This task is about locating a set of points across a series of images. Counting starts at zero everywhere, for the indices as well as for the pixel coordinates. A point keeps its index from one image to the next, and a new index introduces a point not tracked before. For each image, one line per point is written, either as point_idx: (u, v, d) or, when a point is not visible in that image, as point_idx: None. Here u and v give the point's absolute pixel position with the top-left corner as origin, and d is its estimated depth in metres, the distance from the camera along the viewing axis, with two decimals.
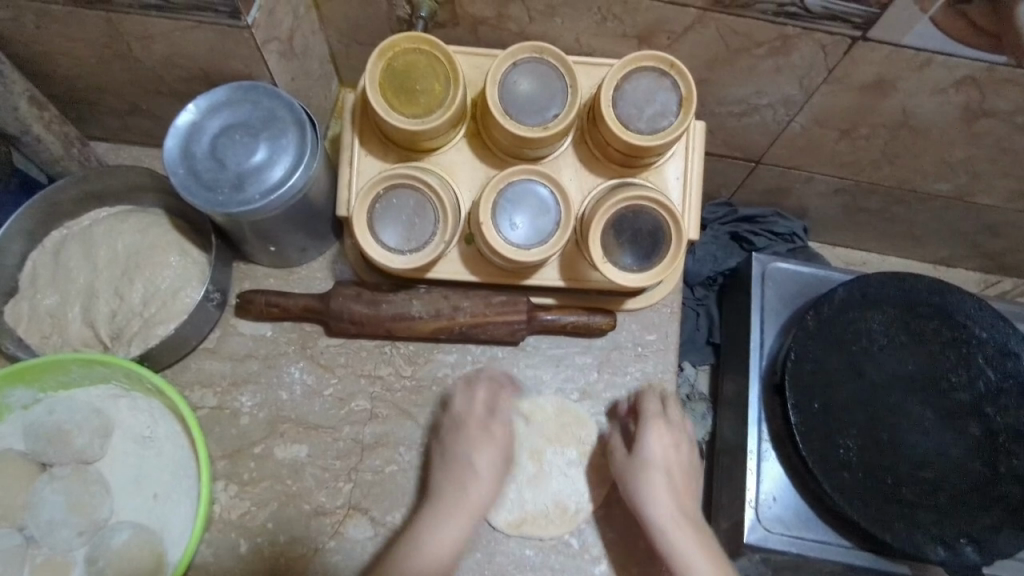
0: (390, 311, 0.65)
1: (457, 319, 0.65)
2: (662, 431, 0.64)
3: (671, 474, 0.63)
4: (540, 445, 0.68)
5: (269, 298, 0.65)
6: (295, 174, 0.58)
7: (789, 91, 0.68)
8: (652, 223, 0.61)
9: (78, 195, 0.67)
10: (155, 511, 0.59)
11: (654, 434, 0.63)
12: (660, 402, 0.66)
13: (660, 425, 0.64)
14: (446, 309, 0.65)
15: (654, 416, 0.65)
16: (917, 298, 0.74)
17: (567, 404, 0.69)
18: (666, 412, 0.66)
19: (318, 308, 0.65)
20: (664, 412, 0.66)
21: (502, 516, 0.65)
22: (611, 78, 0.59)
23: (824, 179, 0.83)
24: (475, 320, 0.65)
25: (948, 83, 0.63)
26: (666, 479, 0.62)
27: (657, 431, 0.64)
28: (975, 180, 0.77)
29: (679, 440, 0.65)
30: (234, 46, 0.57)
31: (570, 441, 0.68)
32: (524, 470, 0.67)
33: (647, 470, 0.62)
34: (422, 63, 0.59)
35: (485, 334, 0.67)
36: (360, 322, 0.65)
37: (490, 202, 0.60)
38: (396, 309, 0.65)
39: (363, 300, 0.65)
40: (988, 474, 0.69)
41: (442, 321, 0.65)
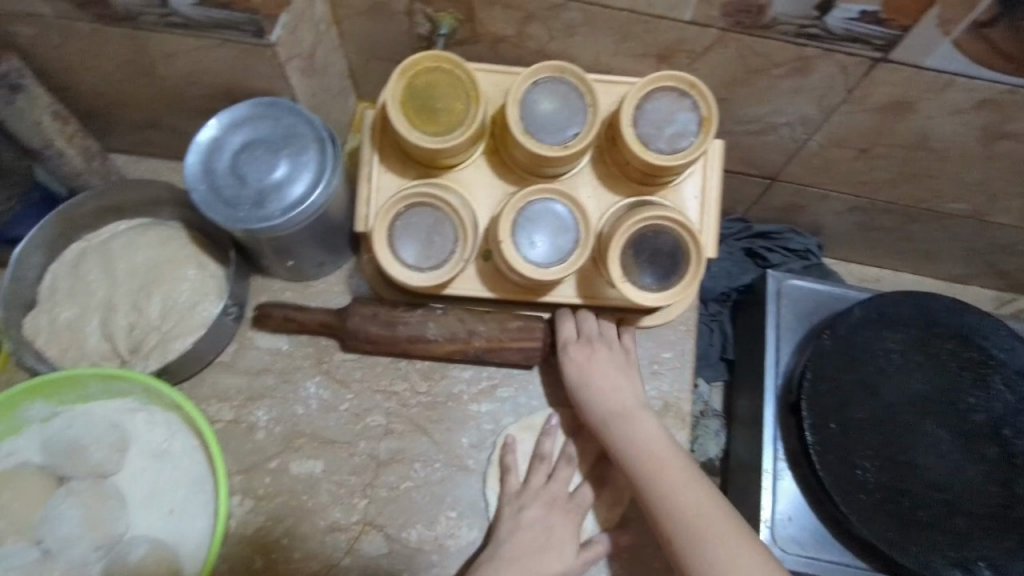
0: (406, 333, 0.64)
1: (472, 342, 0.65)
2: (577, 343, 0.66)
3: (600, 389, 0.64)
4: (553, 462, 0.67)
5: (287, 313, 0.65)
6: (316, 190, 0.59)
7: (807, 111, 0.68)
8: (670, 243, 0.61)
9: (99, 208, 0.67)
10: (172, 526, 0.59)
11: (568, 362, 0.65)
12: (570, 318, 0.67)
13: (574, 349, 0.66)
14: (462, 333, 0.64)
15: (565, 341, 0.66)
16: (934, 319, 0.73)
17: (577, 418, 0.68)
18: (580, 329, 0.66)
19: (334, 324, 0.65)
20: (580, 329, 0.67)
21: None
22: (632, 98, 0.59)
23: (839, 197, 0.83)
24: (491, 344, 0.65)
25: (969, 105, 0.63)
26: (597, 398, 0.64)
27: (571, 355, 0.65)
28: (993, 200, 0.77)
29: (599, 352, 0.66)
30: (257, 64, 0.58)
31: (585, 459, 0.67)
32: None
33: (581, 396, 0.65)
34: (444, 82, 0.59)
35: (500, 359, 0.66)
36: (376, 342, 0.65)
37: (509, 220, 0.60)
38: (411, 331, 0.64)
39: (380, 320, 0.64)
40: (1006, 496, 0.68)
41: (458, 343, 0.65)
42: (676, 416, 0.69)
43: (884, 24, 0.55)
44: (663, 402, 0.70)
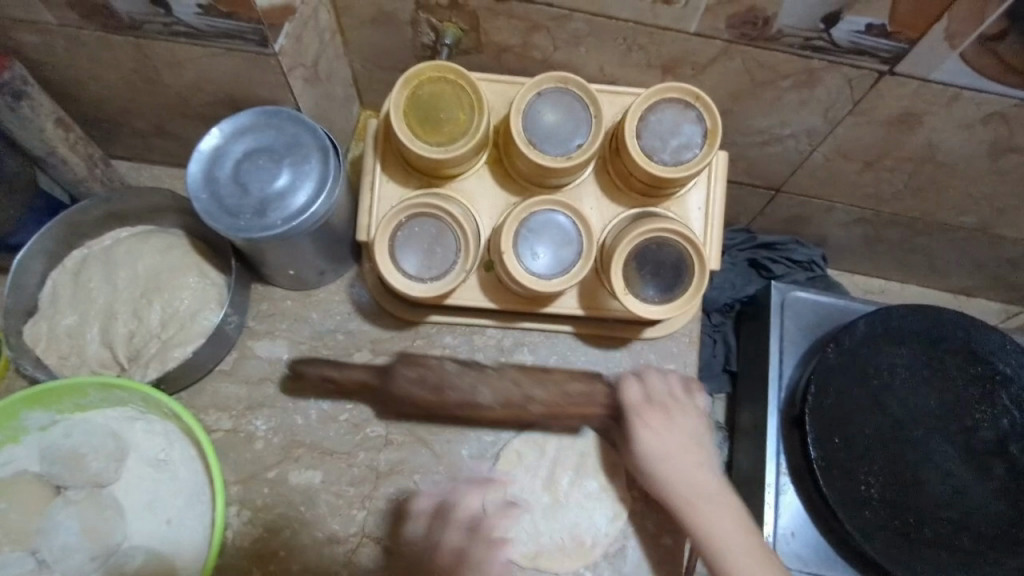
0: (455, 398, 0.59)
1: (531, 406, 0.60)
2: (650, 409, 0.62)
3: (672, 460, 0.61)
4: (556, 474, 0.67)
5: (325, 371, 0.62)
6: (318, 200, 0.58)
7: (813, 123, 0.68)
8: (674, 255, 0.60)
9: (100, 216, 0.67)
10: (168, 537, 0.59)
11: (641, 430, 0.61)
12: (638, 381, 0.63)
13: (648, 414, 0.61)
14: (518, 399, 0.59)
15: (635, 407, 0.61)
16: (939, 333, 0.72)
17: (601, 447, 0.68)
18: (647, 394, 0.62)
19: (376, 384, 0.61)
20: (649, 391, 0.63)
21: (518, 549, 0.64)
22: (636, 109, 0.59)
23: (845, 209, 0.82)
24: (552, 413, 0.60)
25: (976, 119, 0.62)
26: (659, 461, 0.61)
27: (639, 418, 0.61)
28: (999, 213, 0.76)
29: (670, 416, 0.62)
30: (261, 73, 0.57)
31: (591, 471, 0.67)
32: (540, 502, 0.66)
33: (650, 467, 0.61)
34: (448, 92, 0.59)
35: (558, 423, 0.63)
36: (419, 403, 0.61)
37: (512, 231, 0.59)
38: (462, 394, 0.59)
39: (427, 384, 0.60)
40: (1013, 514, 0.67)
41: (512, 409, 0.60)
42: None
43: (891, 37, 0.55)
44: None
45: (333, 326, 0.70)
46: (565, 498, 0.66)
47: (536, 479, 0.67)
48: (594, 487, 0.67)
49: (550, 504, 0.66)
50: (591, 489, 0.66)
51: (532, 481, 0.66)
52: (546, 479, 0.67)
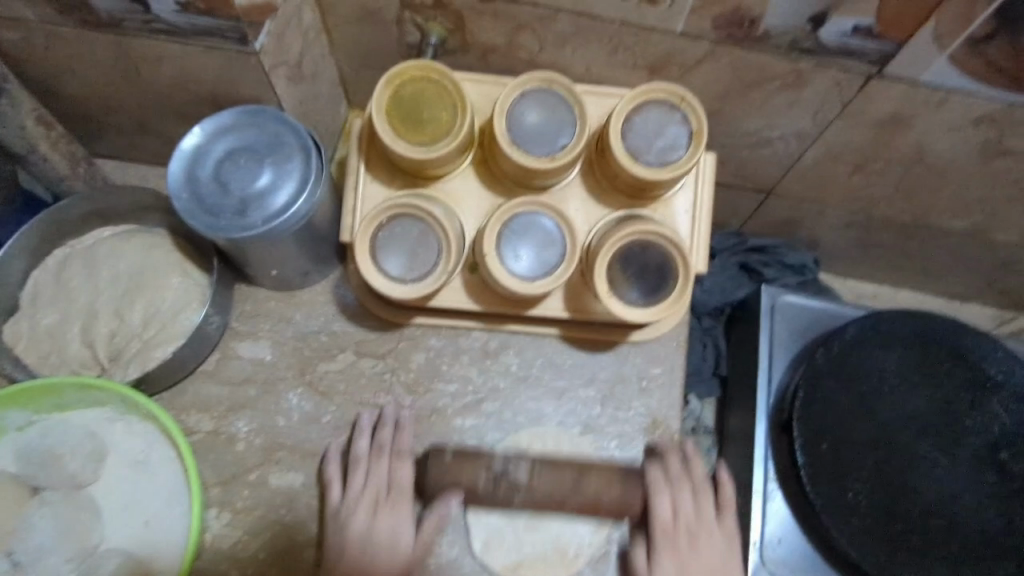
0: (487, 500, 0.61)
1: (571, 507, 0.61)
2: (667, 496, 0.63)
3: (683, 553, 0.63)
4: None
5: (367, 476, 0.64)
6: (299, 199, 0.58)
7: (802, 126, 0.67)
8: (659, 258, 0.60)
9: (83, 214, 0.66)
10: (146, 539, 0.58)
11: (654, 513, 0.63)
12: (670, 496, 0.64)
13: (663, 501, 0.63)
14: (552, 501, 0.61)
15: (661, 529, 0.63)
16: (930, 338, 0.72)
17: None
18: (674, 514, 0.63)
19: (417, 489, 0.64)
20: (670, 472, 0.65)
21: (498, 560, 0.64)
22: (620, 110, 0.59)
23: (836, 212, 0.82)
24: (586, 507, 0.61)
25: (966, 122, 0.62)
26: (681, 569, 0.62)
27: (666, 548, 0.63)
28: (991, 218, 0.76)
29: (689, 512, 0.64)
30: (243, 71, 0.57)
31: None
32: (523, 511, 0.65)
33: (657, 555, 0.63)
34: (431, 92, 0.58)
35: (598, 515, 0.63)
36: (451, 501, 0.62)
37: (495, 233, 0.59)
38: (497, 500, 0.61)
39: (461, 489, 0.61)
40: (1003, 522, 0.66)
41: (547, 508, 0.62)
42: (665, 433, 0.68)
43: (879, 38, 0.54)
44: (652, 419, 0.69)
45: (317, 327, 0.69)
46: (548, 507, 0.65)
47: None
48: None
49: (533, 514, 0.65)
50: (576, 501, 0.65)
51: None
52: None
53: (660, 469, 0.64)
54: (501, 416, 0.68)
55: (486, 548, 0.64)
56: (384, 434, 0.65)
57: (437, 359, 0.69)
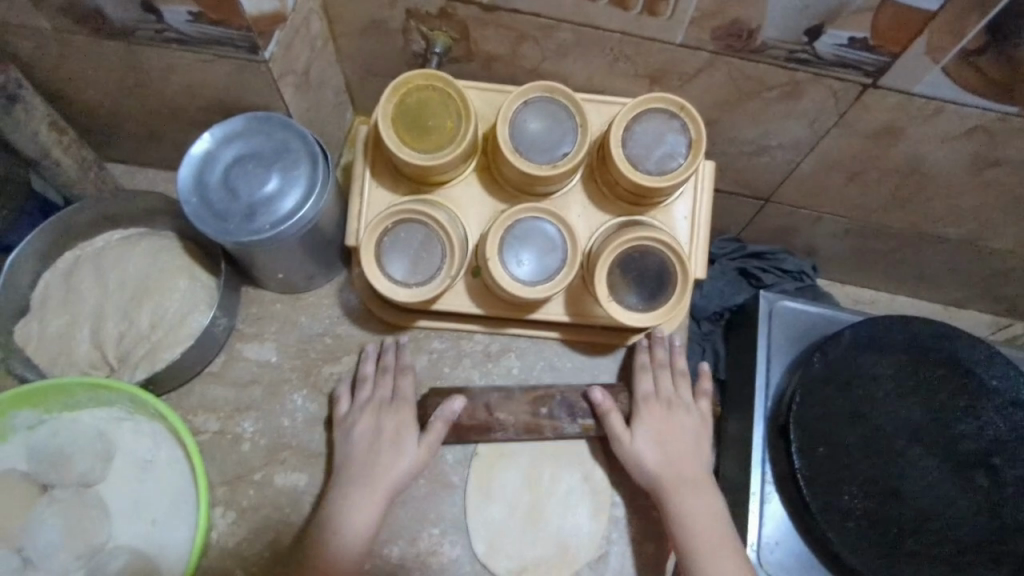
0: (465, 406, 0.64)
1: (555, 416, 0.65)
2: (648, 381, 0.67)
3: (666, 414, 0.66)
4: (536, 463, 0.68)
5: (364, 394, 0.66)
6: (306, 204, 0.59)
7: (799, 135, 0.68)
8: (658, 264, 0.61)
9: (93, 218, 0.68)
10: (153, 537, 0.59)
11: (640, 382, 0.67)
12: (653, 377, 0.67)
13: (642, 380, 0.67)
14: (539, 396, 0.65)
15: (645, 398, 0.66)
16: (924, 343, 0.73)
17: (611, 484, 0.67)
18: (658, 390, 0.67)
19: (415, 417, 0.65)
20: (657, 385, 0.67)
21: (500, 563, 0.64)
22: (621, 119, 0.60)
23: (833, 220, 0.83)
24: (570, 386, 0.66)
25: (959, 132, 0.63)
26: (661, 462, 0.64)
27: (648, 406, 0.66)
28: (985, 226, 0.77)
29: (670, 411, 0.67)
30: (251, 80, 0.58)
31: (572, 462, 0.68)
32: (521, 502, 0.66)
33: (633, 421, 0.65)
34: (435, 100, 0.59)
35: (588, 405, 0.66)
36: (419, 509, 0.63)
37: (497, 238, 0.60)
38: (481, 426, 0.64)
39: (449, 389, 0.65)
40: (996, 526, 0.67)
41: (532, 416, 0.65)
42: None
43: (873, 50, 0.56)
44: None
45: (322, 330, 0.70)
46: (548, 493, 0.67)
47: (515, 475, 0.67)
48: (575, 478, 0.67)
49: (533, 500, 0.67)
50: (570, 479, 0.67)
51: (511, 474, 0.67)
52: (526, 476, 0.67)
53: (647, 356, 0.69)
54: None
55: (487, 553, 0.64)
56: (388, 356, 0.68)
57: (440, 362, 0.70)
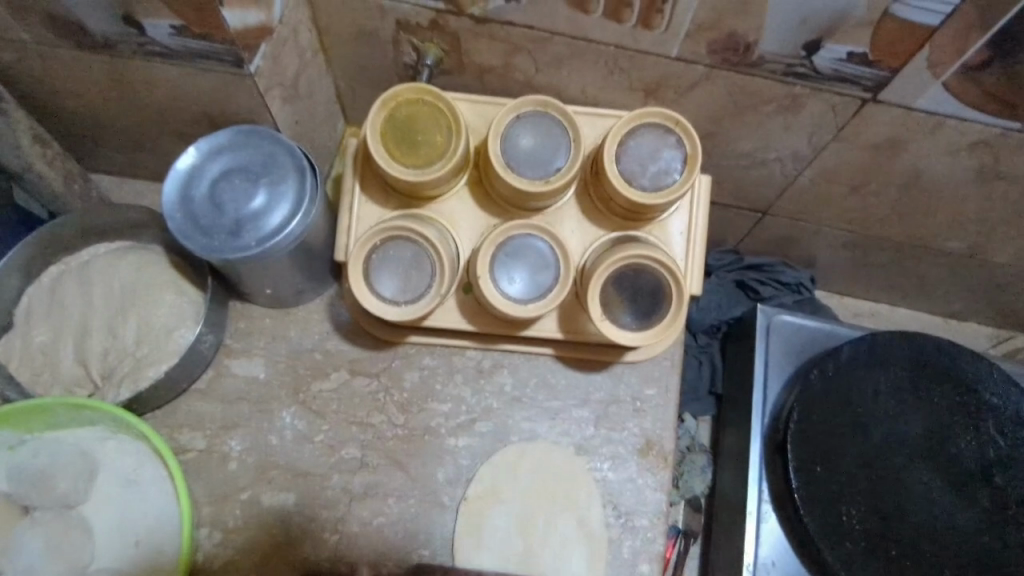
0: None
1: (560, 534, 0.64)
2: None
3: None
4: (531, 511, 0.65)
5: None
6: (293, 220, 0.58)
7: (797, 148, 0.67)
8: (653, 282, 0.60)
9: (78, 231, 0.66)
10: (136, 559, 0.58)
11: None
12: None
13: None
14: None
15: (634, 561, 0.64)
16: (924, 360, 0.72)
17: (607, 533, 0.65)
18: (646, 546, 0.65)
19: None
20: None
21: None
22: (615, 133, 0.59)
23: (832, 232, 0.82)
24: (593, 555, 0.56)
25: (960, 147, 0.62)
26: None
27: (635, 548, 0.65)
28: (987, 240, 0.76)
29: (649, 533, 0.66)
30: (238, 93, 0.57)
31: (570, 507, 0.66)
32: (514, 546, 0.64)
33: None
34: (426, 114, 0.58)
35: None
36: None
37: (488, 256, 0.59)
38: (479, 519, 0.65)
39: None
40: (998, 546, 0.66)
41: None
42: (658, 456, 0.68)
43: (872, 65, 0.54)
44: (645, 440, 0.68)
45: (312, 345, 0.69)
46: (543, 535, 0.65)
47: (508, 517, 0.65)
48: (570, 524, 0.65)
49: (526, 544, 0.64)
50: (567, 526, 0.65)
51: (505, 521, 0.65)
52: (519, 519, 0.65)
53: None
54: (494, 441, 0.68)
55: None
56: (370, 523, 0.61)
57: (431, 378, 0.69)
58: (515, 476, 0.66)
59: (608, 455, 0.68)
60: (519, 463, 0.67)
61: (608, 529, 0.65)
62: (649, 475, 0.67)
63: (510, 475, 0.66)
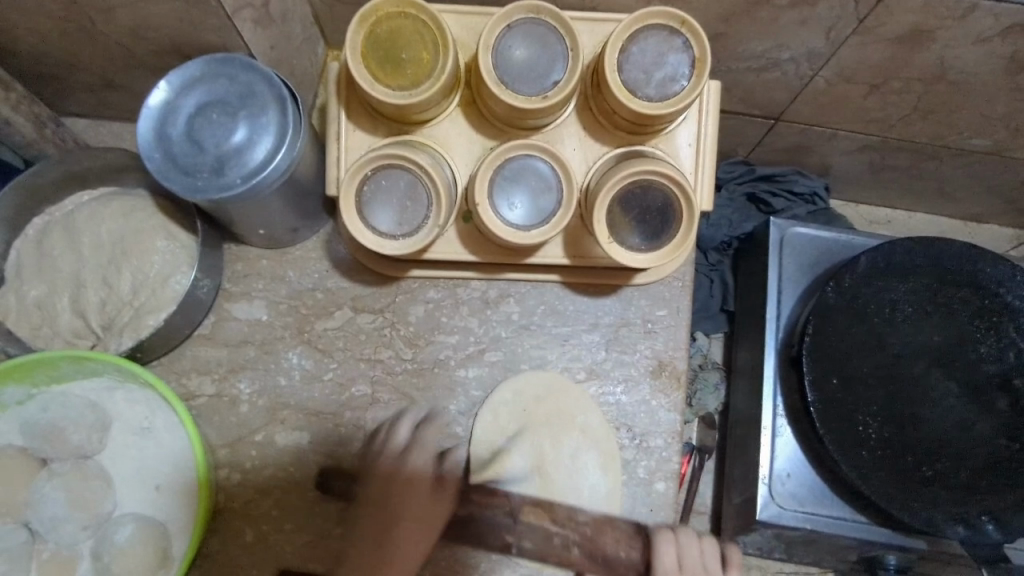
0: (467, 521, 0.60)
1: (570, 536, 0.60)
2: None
3: None
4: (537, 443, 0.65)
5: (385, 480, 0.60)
6: (278, 154, 0.55)
7: (813, 44, 0.62)
8: (660, 199, 0.56)
9: (58, 179, 0.64)
10: (159, 503, 0.59)
11: None
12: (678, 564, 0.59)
13: None
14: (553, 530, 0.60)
15: None
16: (945, 265, 0.69)
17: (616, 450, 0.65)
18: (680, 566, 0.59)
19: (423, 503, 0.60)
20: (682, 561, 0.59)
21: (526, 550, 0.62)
22: (615, 39, 0.54)
23: (849, 136, 0.77)
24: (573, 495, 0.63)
25: (993, 32, 0.56)
26: None
27: None
28: (1015, 134, 0.71)
29: None
30: (202, 17, 0.52)
31: (570, 425, 0.65)
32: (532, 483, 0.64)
33: None
34: (409, 29, 0.54)
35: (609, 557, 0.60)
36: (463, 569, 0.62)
37: (485, 181, 0.56)
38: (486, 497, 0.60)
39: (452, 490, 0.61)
40: (1015, 449, 0.65)
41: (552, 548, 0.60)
42: (671, 376, 0.67)
43: None
44: (657, 361, 0.67)
45: (312, 284, 0.68)
46: (551, 460, 0.64)
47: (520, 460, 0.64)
48: (577, 441, 0.65)
49: (541, 477, 0.64)
50: (575, 443, 0.65)
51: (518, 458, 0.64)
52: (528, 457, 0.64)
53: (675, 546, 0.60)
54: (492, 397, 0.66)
55: None
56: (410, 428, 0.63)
57: (437, 311, 0.67)
58: (500, 426, 0.65)
59: (620, 376, 0.67)
60: (510, 402, 0.65)
61: (622, 450, 0.65)
62: (662, 396, 0.66)
63: (503, 421, 0.65)
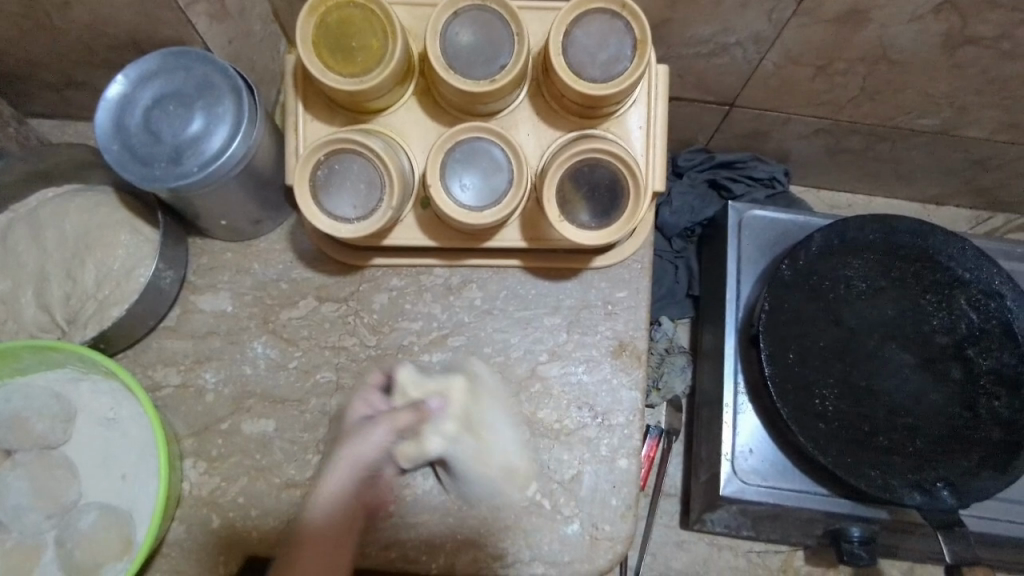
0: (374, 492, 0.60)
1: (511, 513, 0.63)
2: None
3: None
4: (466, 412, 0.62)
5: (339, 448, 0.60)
6: (234, 143, 0.56)
7: (757, 28, 0.64)
8: (609, 178, 0.58)
9: (23, 176, 0.65)
10: (125, 492, 0.59)
11: None
12: None
13: None
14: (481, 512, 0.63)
15: None
16: (897, 241, 0.71)
17: (581, 432, 0.66)
18: None
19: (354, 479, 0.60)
20: None
21: (488, 528, 0.63)
22: (559, 23, 0.56)
23: (803, 119, 0.79)
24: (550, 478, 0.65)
25: (925, 10, 0.59)
26: None
27: None
28: (960, 113, 0.74)
29: None
30: (156, 10, 0.54)
31: (529, 406, 0.66)
32: None
33: None
34: (358, 18, 0.55)
35: None
36: (430, 550, 0.63)
37: (438, 163, 0.57)
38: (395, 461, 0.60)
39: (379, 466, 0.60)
40: (968, 417, 0.67)
41: None
42: (631, 355, 0.68)
43: None
44: (618, 341, 0.68)
45: (276, 275, 0.69)
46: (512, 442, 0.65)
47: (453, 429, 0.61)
48: (537, 422, 0.66)
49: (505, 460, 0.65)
50: (536, 424, 0.66)
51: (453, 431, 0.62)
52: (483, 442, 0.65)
53: None
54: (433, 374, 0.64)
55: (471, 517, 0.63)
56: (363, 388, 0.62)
57: (400, 299, 0.68)
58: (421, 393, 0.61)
59: (581, 357, 0.68)
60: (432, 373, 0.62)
61: (584, 428, 0.66)
62: (623, 374, 0.67)
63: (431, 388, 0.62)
